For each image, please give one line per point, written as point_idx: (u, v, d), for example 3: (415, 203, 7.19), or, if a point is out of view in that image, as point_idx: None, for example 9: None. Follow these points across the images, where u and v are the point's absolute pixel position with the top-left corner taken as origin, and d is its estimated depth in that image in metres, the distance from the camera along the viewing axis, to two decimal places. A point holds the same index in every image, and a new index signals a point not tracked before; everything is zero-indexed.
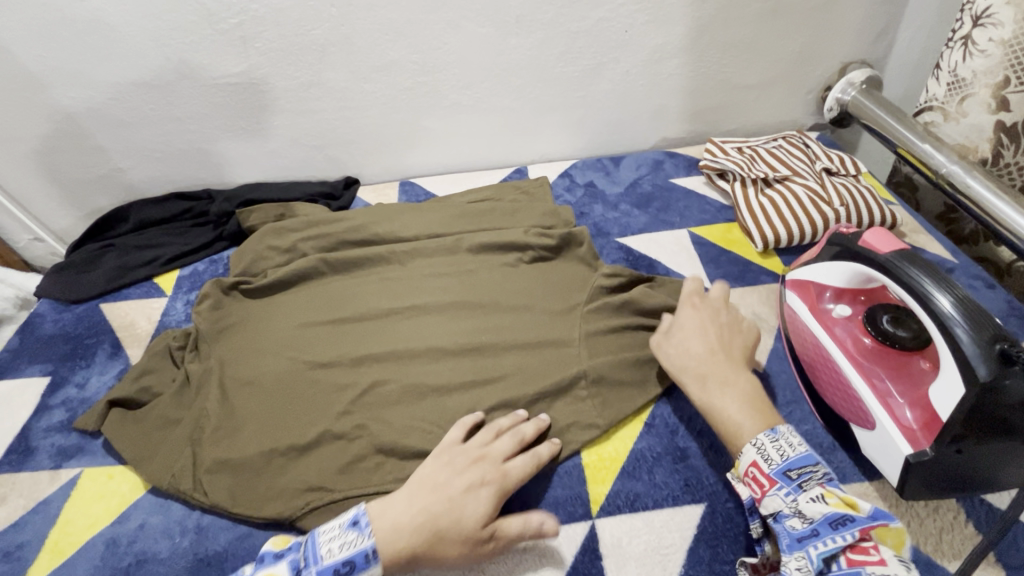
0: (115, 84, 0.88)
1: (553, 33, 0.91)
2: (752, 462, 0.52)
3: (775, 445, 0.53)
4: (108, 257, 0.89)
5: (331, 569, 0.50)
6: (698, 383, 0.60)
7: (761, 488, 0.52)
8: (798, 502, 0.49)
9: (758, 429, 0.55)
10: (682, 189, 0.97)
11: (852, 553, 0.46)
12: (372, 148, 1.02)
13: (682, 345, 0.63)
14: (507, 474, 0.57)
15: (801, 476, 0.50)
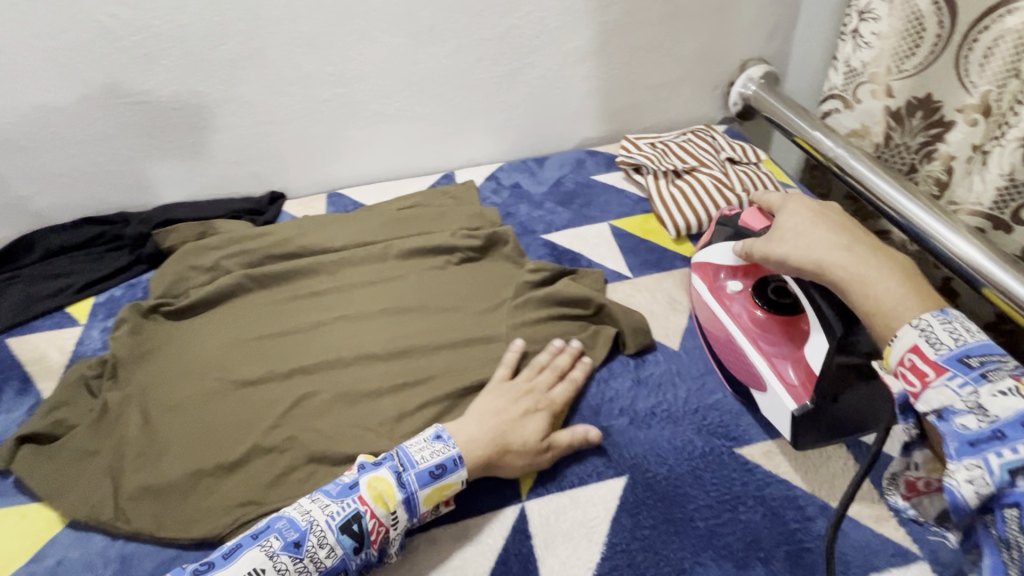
0: (11, 107, 0.84)
1: (466, 41, 0.95)
2: (913, 348, 0.47)
3: (945, 330, 0.47)
4: (13, 289, 0.85)
5: (427, 471, 0.56)
6: (845, 271, 0.55)
7: (923, 380, 0.46)
8: (977, 395, 0.43)
9: (927, 311, 0.49)
10: (602, 185, 1.02)
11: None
12: (295, 161, 1.02)
13: (794, 241, 0.60)
14: (555, 400, 0.65)
15: (983, 365, 0.44)
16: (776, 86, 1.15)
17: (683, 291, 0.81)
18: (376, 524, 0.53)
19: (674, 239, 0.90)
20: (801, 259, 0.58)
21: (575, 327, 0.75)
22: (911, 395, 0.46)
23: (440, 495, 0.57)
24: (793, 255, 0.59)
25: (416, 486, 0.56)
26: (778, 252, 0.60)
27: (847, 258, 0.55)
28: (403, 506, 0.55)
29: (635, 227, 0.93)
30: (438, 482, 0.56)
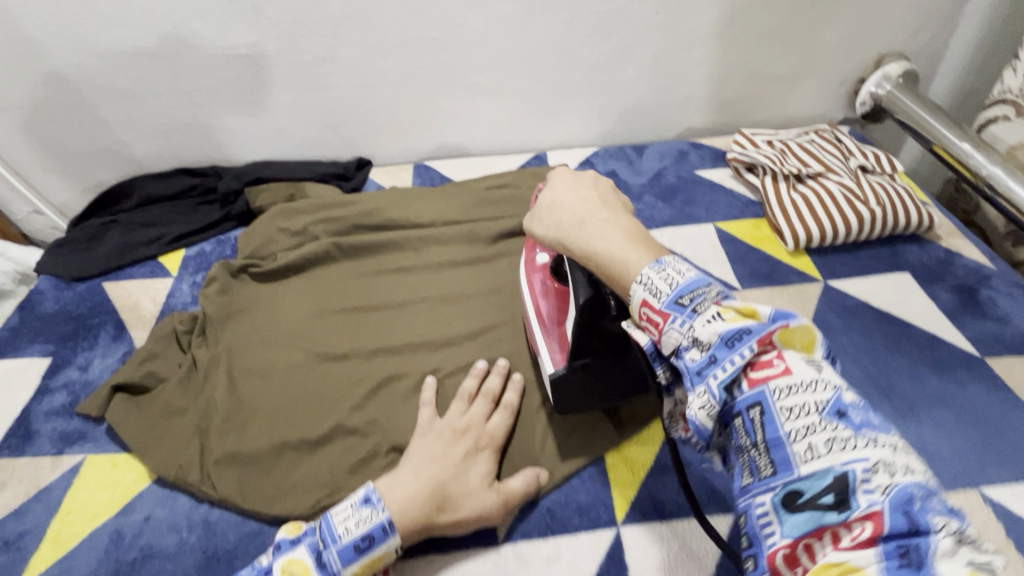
0: (119, 52, 0.84)
1: (580, 14, 0.87)
2: (642, 302, 0.39)
3: (662, 275, 0.38)
4: (111, 234, 0.86)
5: (350, 546, 0.49)
6: (580, 238, 0.46)
7: (656, 328, 0.38)
8: (695, 325, 0.36)
9: (643, 263, 0.40)
10: (707, 182, 0.93)
11: (751, 370, 0.35)
12: (386, 128, 0.98)
13: (557, 210, 0.49)
14: (493, 433, 0.58)
15: (694, 298, 0.37)
16: (915, 86, 1.01)
17: (800, 311, 0.73)
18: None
19: (790, 251, 0.81)
20: (573, 231, 0.47)
21: None
22: (654, 339, 0.39)
23: (371, 568, 0.50)
24: (558, 227, 0.49)
25: (338, 565, 0.48)
26: (540, 230, 0.51)
27: (629, 225, 0.45)
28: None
29: (745, 233, 0.85)
30: (365, 556, 0.49)
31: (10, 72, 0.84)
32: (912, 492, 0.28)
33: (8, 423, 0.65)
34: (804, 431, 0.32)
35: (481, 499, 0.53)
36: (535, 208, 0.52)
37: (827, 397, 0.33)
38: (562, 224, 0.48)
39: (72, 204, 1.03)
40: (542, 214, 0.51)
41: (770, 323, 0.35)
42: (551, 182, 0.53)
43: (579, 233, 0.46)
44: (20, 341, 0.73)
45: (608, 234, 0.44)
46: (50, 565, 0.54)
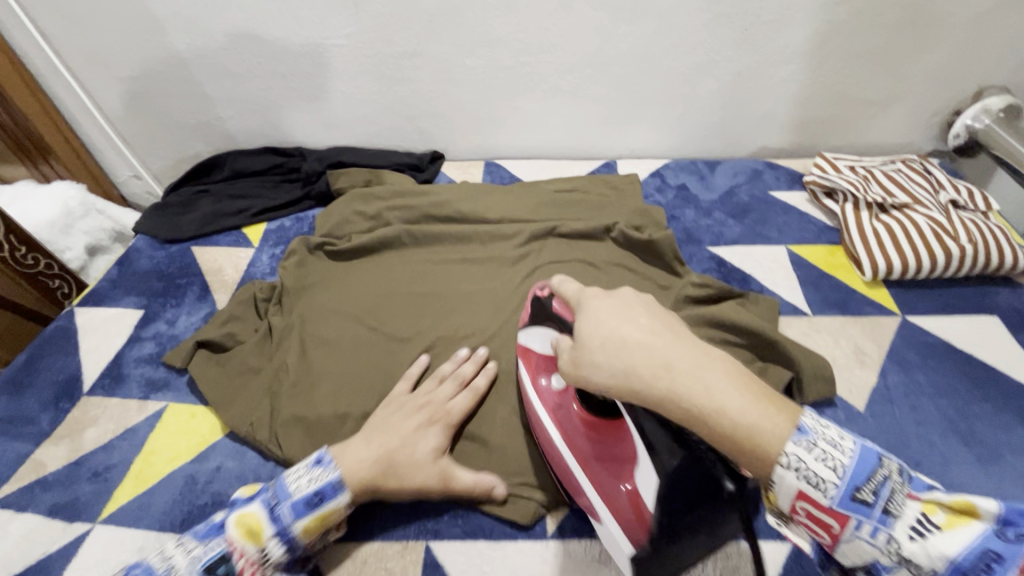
0: (229, 35, 0.89)
1: (668, 24, 0.86)
2: (798, 495, 0.37)
3: (814, 456, 0.36)
4: (202, 202, 0.92)
5: (302, 501, 0.52)
6: (688, 380, 0.39)
7: (829, 531, 0.38)
8: (895, 537, 0.35)
9: (785, 430, 0.37)
10: (782, 204, 0.91)
11: (945, 565, 0.34)
12: (462, 124, 1.01)
13: (615, 346, 0.42)
14: (451, 411, 0.60)
15: (880, 495, 0.36)
16: (1018, 121, 0.95)
17: (873, 343, 0.70)
18: (248, 563, 0.50)
19: (867, 281, 0.78)
20: (655, 380, 0.40)
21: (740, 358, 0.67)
22: (830, 542, 0.39)
23: (322, 524, 0.52)
24: (627, 378, 0.41)
25: (289, 519, 0.51)
26: (598, 372, 0.42)
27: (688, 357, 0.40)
28: (276, 542, 0.51)
29: (819, 257, 0.82)
30: (317, 510, 0.52)
31: (131, 46, 0.91)
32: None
33: (100, 365, 0.71)
34: (915, 533, 0.35)
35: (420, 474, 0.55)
36: (578, 338, 0.45)
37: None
38: (630, 372, 0.40)
39: (168, 171, 1.11)
40: (592, 367, 0.43)
41: (938, 506, 0.35)
42: (587, 309, 0.46)
43: (671, 386, 0.39)
44: (117, 293, 0.80)
45: (702, 381, 0.38)
46: (131, 499, 0.58)
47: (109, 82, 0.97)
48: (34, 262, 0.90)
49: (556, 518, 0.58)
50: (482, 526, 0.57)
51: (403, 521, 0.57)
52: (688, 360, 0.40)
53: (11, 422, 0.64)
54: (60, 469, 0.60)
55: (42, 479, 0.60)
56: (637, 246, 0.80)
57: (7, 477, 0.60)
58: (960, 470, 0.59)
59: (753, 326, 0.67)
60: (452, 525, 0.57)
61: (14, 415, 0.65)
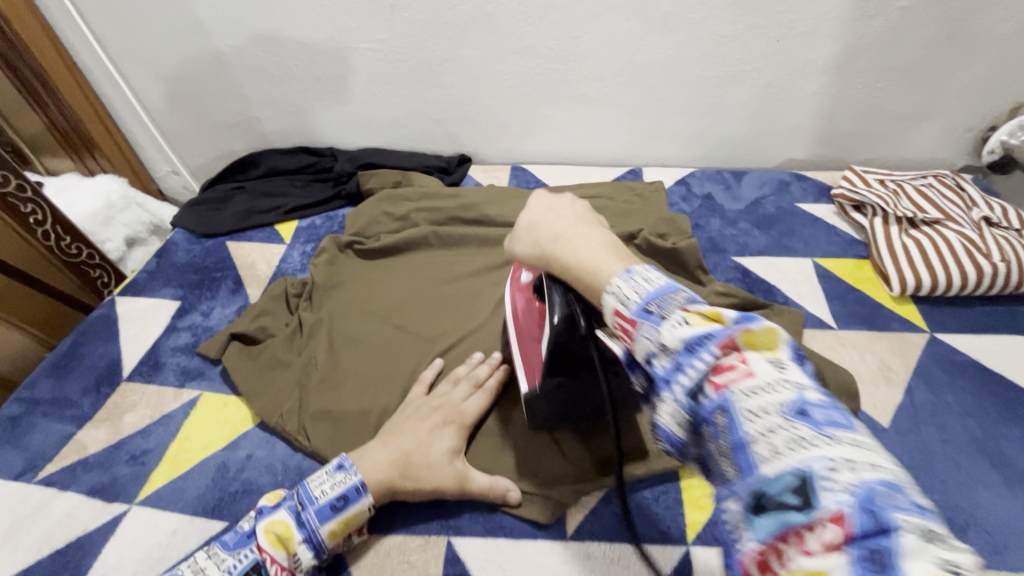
0: (270, 38, 0.92)
1: (699, 35, 0.87)
2: (613, 311, 0.37)
3: (630, 285, 0.37)
4: (237, 198, 0.95)
5: (328, 505, 0.53)
6: (564, 243, 0.45)
7: (628, 336, 0.36)
8: (662, 333, 0.34)
9: (614, 272, 0.39)
10: (809, 216, 0.91)
11: (715, 374, 0.31)
12: (490, 128, 1.03)
13: (535, 228, 0.49)
14: (465, 412, 0.61)
15: (662, 305, 0.35)
16: None
17: (900, 360, 0.70)
18: (280, 569, 0.51)
19: (895, 296, 0.77)
20: (549, 240, 0.47)
21: None
22: (631, 349, 0.37)
23: (347, 527, 0.53)
24: (538, 235, 0.48)
25: (317, 523, 0.52)
26: (520, 247, 0.50)
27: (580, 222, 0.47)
28: (304, 548, 0.52)
29: (846, 271, 0.82)
30: (342, 514, 0.53)
31: (175, 48, 0.95)
32: (875, 492, 0.25)
33: (139, 353, 0.73)
34: (767, 434, 0.28)
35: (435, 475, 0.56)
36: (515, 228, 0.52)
37: (790, 396, 0.29)
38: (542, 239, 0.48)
39: (204, 167, 1.15)
40: (522, 235, 0.50)
41: (733, 326, 0.32)
42: (535, 200, 0.52)
43: (554, 245, 0.46)
44: (155, 284, 0.83)
45: (585, 239, 0.44)
46: (166, 483, 0.60)
47: (152, 81, 1.01)
48: (78, 252, 0.93)
49: (577, 519, 0.58)
50: (504, 525, 0.58)
51: (426, 516, 0.58)
52: (581, 224, 0.47)
53: (55, 404, 0.67)
54: (100, 452, 0.63)
55: (83, 460, 0.62)
56: (662, 254, 0.80)
57: (50, 456, 0.62)
58: (987, 492, 0.58)
59: None
60: (474, 523, 0.58)
61: (57, 398, 0.68)
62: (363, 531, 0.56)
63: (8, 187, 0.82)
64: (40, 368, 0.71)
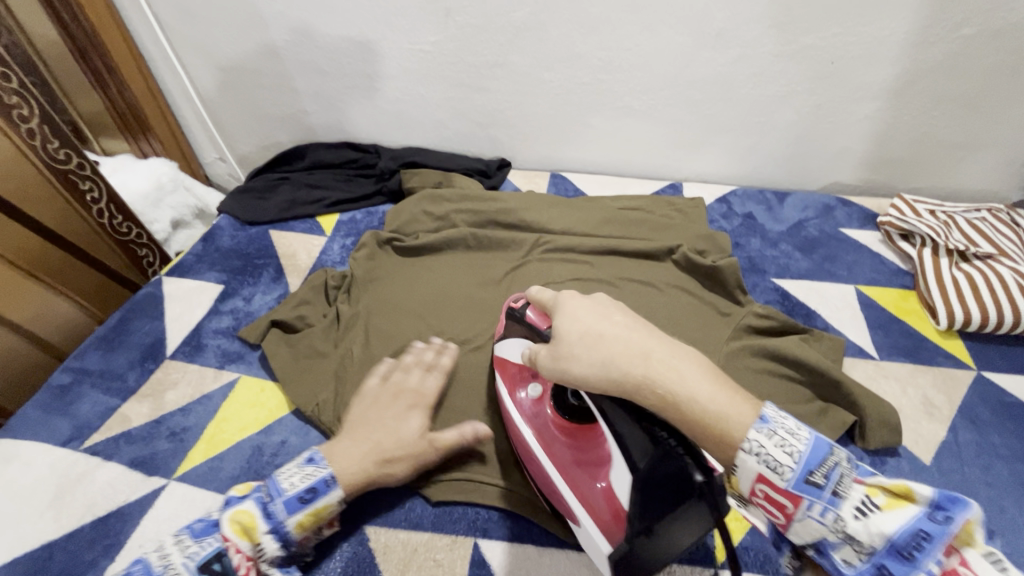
0: (324, 34, 0.94)
1: (752, 52, 0.86)
2: (759, 478, 0.41)
3: (773, 441, 0.40)
4: (282, 188, 0.97)
5: (295, 497, 0.52)
6: (643, 363, 0.42)
7: (784, 512, 0.41)
8: (842, 514, 0.40)
9: (749, 419, 0.41)
10: (852, 242, 0.89)
11: (946, 565, 0.39)
12: (532, 134, 1.03)
13: (602, 342, 0.44)
14: (424, 392, 0.63)
15: (830, 478, 0.40)
16: None
17: (944, 397, 0.68)
18: (243, 559, 0.49)
19: (940, 330, 0.75)
20: (633, 372, 0.42)
21: (800, 396, 0.66)
22: (779, 520, 0.43)
23: (315, 520, 0.52)
24: (612, 369, 0.43)
25: (283, 515, 0.51)
26: (577, 367, 0.44)
27: (652, 348, 0.43)
28: (270, 538, 0.51)
29: (889, 300, 0.80)
30: (309, 506, 0.52)
31: (233, 40, 0.98)
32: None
33: (182, 333, 0.76)
34: (860, 513, 0.40)
35: (404, 459, 0.57)
36: (553, 341, 0.47)
37: (945, 552, 0.39)
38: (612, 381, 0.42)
39: (250, 156, 1.18)
40: (567, 366, 0.45)
41: (931, 510, 0.40)
42: (562, 310, 0.49)
43: (647, 365, 0.42)
44: (200, 267, 0.85)
45: (668, 363, 0.42)
46: (203, 462, 0.62)
47: (209, 70, 1.04)
48: (128, 231, 0.97)
49: None
50: (530, 531, 0.58)
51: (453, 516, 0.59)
52: (667, 350, 0.43)
53: (102, 376, 0.70)
54: (143, 425, 0.65)
55: (127, 433, 0.64)
56: (700, 271, 0.80)
57: (96, 427, 0.65)
58: None
59: (816, 365, 0.66)
60: (500, 526, 0.58)
61: (104, 370, 0.71)
62: (332, 524, 0.55)
63: (70, 164, 0.85)
64: (88, 341, 0.74)
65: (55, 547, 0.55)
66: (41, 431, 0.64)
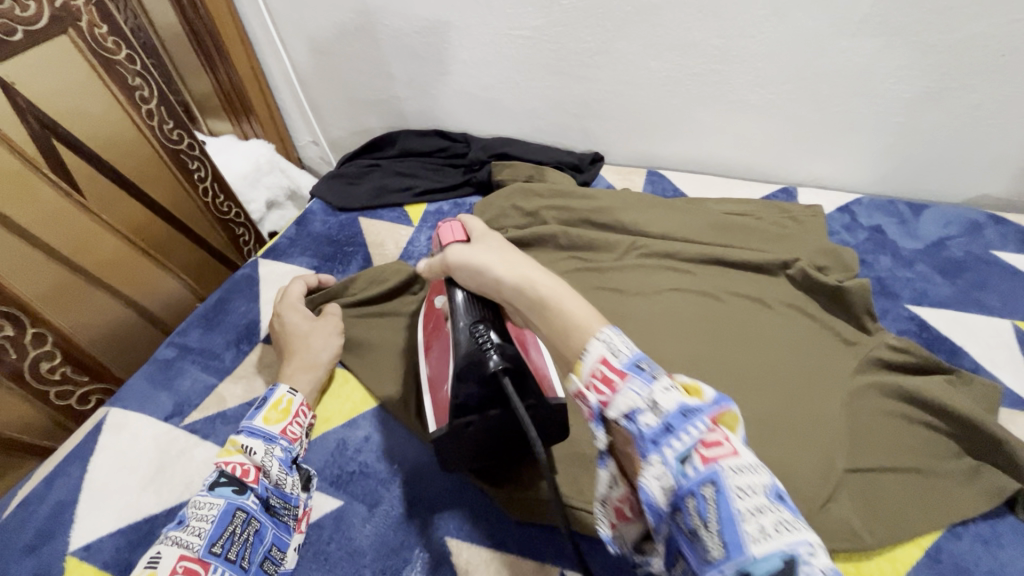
0: (422, 18, 0.92)
1: (901, 42, 0.74)
2: (599, 358, 0.37)
3: (620, 337, 0.38)
4: (372, 175, 0.97)
5: (254, 409, 0.60)
6: (535, 281, 0.45)
7: (609, 388, 0.36)
8: (654, 392, 0.35)
9: (602, 330, 0.39)
10: (1008, 267, 0.76)
11: (705, 449, 0.33)
12: (630, 128, 0.97)
13: (495, 266, 0.47)
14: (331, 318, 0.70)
15: (650, 366, 0.37)
16: None
17: None
18: (244, 464, 0.55)
19: None
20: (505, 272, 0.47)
21: (945, 450, 0.57)
22: (601, 407, 0.37)
23: (280, 412, 0.60)
24: (487, 269, 0.48)
25: (250, 420, 0.59)
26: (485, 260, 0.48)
27: (515, 258, 0.48)
28: (251, 437, 0.57)
29: None
30: (268, 405, 0.60)
31: (333, 24, 0.98)
32: None
33: None
34: (665, 389, 0.35)
35: (325, 349, 0.68)
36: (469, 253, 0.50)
37: (767, 483, 0.33)
38: (499, 284, 0.47)
39: (341, 140, 1.20)
40: (461, 267, 0.50)
41: (713, 402, 0.35)
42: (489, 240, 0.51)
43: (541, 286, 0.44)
44: (294, 251, 0.86)
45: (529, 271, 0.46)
46: None
47: (307, 54, 1.05)
48: (228, 210, 1.01)
49: None
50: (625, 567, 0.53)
51: (540, 542, 0.55)
52: (513, 262, 0.47)
53: (202, 354, 0.72)
54: (237, 407, 0.66)
55: (222, 414, 0.66)
56: (821, 290, 0.71)
57: (195, 404, 0.67)
58: None
59: (964, 413, 0.57)
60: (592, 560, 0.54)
61: (205, 348, 0.73)
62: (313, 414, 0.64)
63: (182, 144, 0.89)
64: (191, 318, 0.77)
65: (156, 521, 0.57)
66: (146, 404, 0.67)
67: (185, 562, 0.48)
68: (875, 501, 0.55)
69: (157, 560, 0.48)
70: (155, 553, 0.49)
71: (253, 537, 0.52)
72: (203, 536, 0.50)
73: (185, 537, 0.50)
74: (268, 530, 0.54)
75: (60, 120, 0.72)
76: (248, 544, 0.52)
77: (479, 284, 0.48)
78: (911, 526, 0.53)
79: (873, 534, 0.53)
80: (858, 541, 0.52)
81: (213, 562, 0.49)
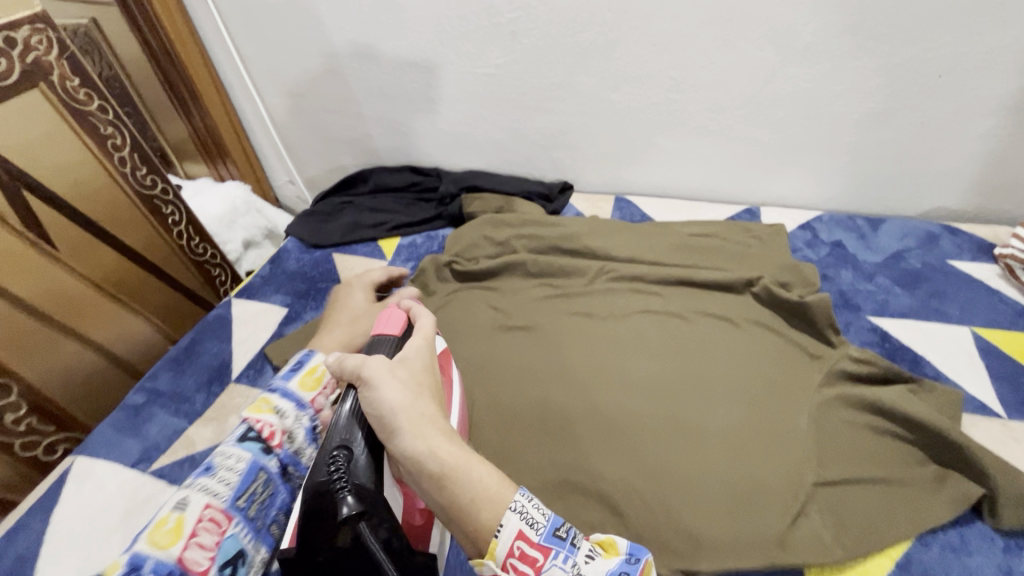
0: (391, 59, 0.95)
1: (843, 68, 0.79)
2: (517, 533, 0.42)
3: (533, 505, 0.43)
4: (346, 212, 0.99)
5: (290, 370, 0.58)
6: (430, 438, 0.43)
7: (534, 564, 0.42)
8: (579, 563, 0.42)
9: (509, 494, 0.44)
10: (964, 276, 0.78)
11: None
12: (596, 157, 1.00)
13: (388, 409, 0.43)
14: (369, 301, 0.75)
15: (570, 531, 0.43)
16: None
17: None
18: (270, 428, 0.53)
19: None
20: (406, 428, 0.43)
21: (910, 459, 0.58)
22: None
23: (315, 380, 0.58)
24: (390, 415, 0.43)
25: (284, 383, 0.57)
26: (390, 397, 0.43)
27: (426, 413, 0.44)
28: (284, 400, 0.55)
29: (1017, 348, 0.69)
30: (304, 371, 0.58)
31: (305, 69, 1.01)
32: None
33: (248, 356, 0.77)
34: (586, 558, 0.42)
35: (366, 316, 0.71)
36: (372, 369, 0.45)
37: None
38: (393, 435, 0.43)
39: (317, 179, 1.22)
40: (368, 393, 0.44)
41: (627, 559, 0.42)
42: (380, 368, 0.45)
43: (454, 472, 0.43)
44: (267, 290, 0.87)
45: (430, 440, 0.43)
46: None
47: (281, 97, 1.08)
48: (203, 252, 1.02)
49: None
50: None
51: None
52: (417, 418, 0.44)
53: (172, 398, 0.72)
54: (205, 450, 0.66)
55: (190, 457, 0.65)
56: (785, 306, 0.72)
57: (163, 450, 0.66)
58: None
59: (927, 421, 0.58)
60: None
61: (174, 392, 0.72)
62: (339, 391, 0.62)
63: (155, 190, 0.91)
64: (162, 361, 0.76)
65: None
66: (113, 451, 0.66)
67: (210, 512, 0.46)
68: (845, 513, 0.55)
69: (184, 504, 0.45)
70: (178, 499, 0.46)
71: (270, 496, 0.51)
72: (230, 488, 0.48)
73: (214, 484, 0.47)
74: (282, 494, 0.52)
75: (31, 170, 0.73)
76: (264, 502, 0.50)
77: (378, 419, 0.43)
78: (881, 537, 0.53)
79: (844, 546, 0.53)
80: (829, 554, 0.52)
81: (236, 517, 0.47)
